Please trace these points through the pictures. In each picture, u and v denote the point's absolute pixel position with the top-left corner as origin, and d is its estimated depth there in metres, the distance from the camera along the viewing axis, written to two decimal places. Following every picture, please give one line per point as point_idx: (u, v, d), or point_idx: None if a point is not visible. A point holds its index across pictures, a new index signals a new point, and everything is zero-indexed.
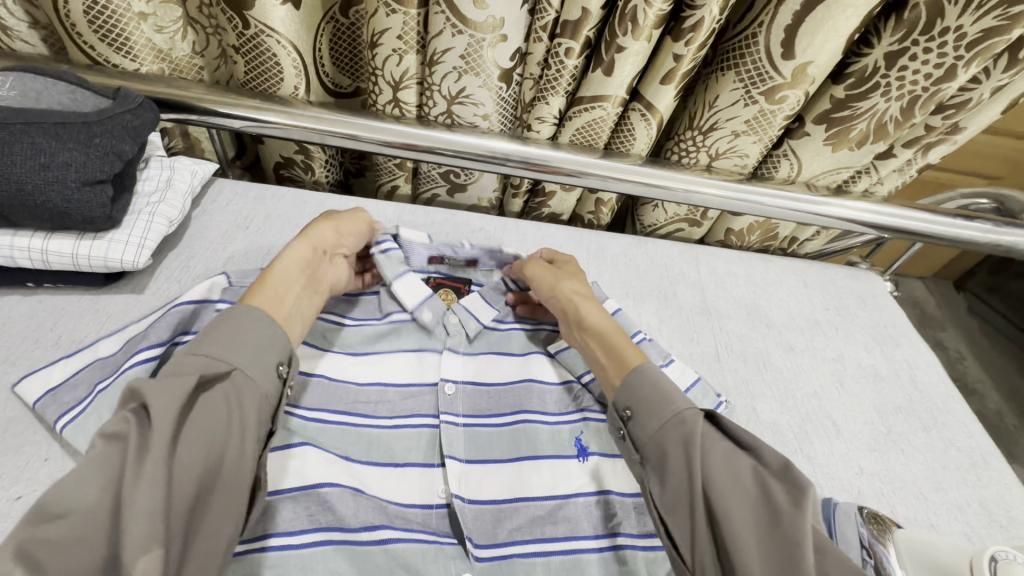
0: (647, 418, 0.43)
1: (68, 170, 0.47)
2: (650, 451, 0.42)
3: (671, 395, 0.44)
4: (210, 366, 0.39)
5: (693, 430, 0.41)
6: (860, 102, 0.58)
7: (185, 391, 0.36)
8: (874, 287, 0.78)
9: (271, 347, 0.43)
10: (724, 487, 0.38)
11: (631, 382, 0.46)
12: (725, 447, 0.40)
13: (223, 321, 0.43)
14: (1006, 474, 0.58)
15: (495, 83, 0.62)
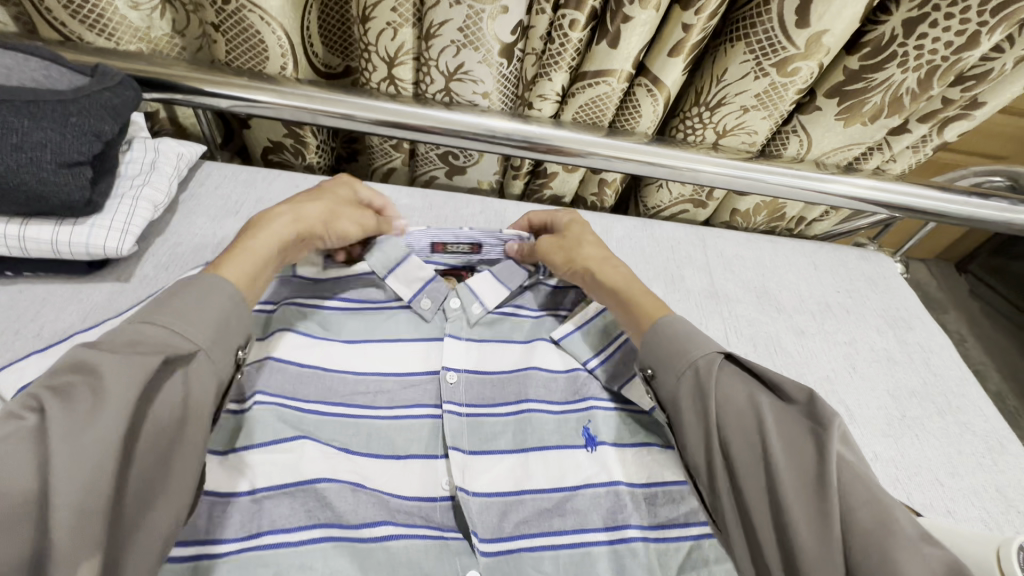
0: (666, 373, 0.43)
1: (43, 151, 0.44)
2: (671, 405, 0.42)
3: (692, 342, 0.43)
4: (169, 338, 0.36)
5: (712, 377, 0.41)
6: (875, 73, 0.55)
7: (139, 371, 0.34)
8: (885, 268, 0.76)
9: (230, 326, 0.40)
10: (749, 431, 0.39)
11: (650, 339, 0.46)
12: (747, 386, 0.41)
13: (185, 287, 0.40)
14: (1022, 458, 0.56)
15: (495, 59, 0.59)
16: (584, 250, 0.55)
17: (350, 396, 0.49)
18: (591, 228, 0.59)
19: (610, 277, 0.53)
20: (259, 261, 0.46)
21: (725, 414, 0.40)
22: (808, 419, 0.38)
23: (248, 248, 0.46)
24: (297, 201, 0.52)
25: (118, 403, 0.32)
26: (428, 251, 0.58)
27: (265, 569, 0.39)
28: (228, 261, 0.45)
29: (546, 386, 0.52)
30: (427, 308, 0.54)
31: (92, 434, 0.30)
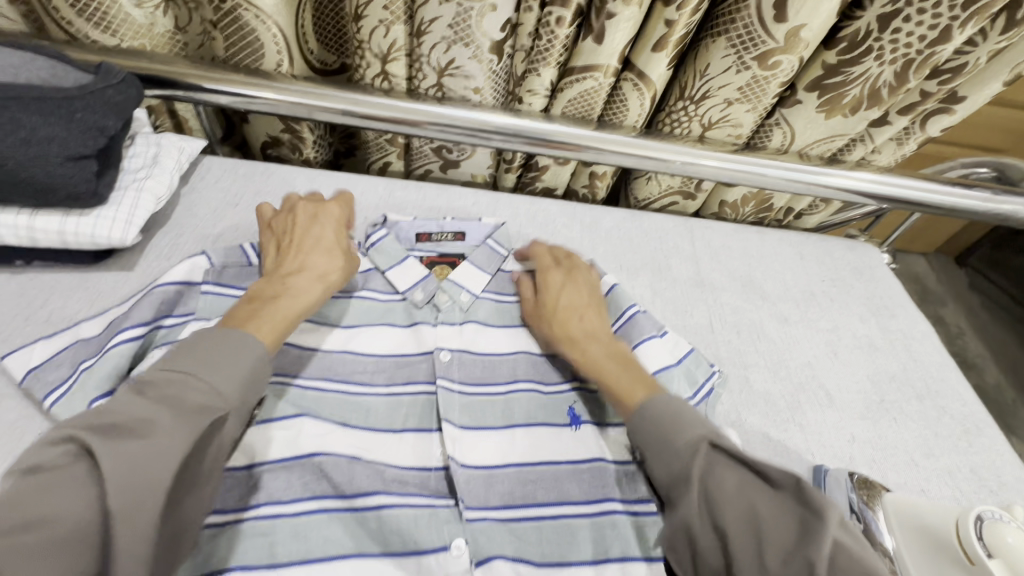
0: (658, 459, 0.41)
1: (50, 145, 0.47)
2: (664, 491, 0.41)
3: (680, 426, 0.41)
4: (210, 394, 0.36)
5: (699, 463, 0.39)
6: (852, 67, 0.57)
7: (184, 427, 0.34)
8: (870, 258, 0.78)
9: (254, 380, 0.40)
10: (740, 531, 0.36)
11: (638, 422, 0.44)
12: (737, 473, 0.38)
13: (221, 338, 0.40)
14: (997, 440, 0.58)
15: (485, 54, 0.61)
16: (563, 318, 0.54)
17: (346, 372, 0.51)
18: (581, 293, 0.56)
19: (584, 354, 0.51)
20: (287, 324, 0.46)
21: (711, 509, 0.37)
22: (801, 509, 0.35)
23: (274, 313, 0.45)
24: (303, 259, 0.51)
25: (163, 453, 0.33)
26: (413, 241, 0.63)
27: (263, 537, 0.41)
28: (263, 325, 0.44)
29: (530, 370, 0.54)
30: (419, 300, 0.56)
31: (136, 483, 0.31)
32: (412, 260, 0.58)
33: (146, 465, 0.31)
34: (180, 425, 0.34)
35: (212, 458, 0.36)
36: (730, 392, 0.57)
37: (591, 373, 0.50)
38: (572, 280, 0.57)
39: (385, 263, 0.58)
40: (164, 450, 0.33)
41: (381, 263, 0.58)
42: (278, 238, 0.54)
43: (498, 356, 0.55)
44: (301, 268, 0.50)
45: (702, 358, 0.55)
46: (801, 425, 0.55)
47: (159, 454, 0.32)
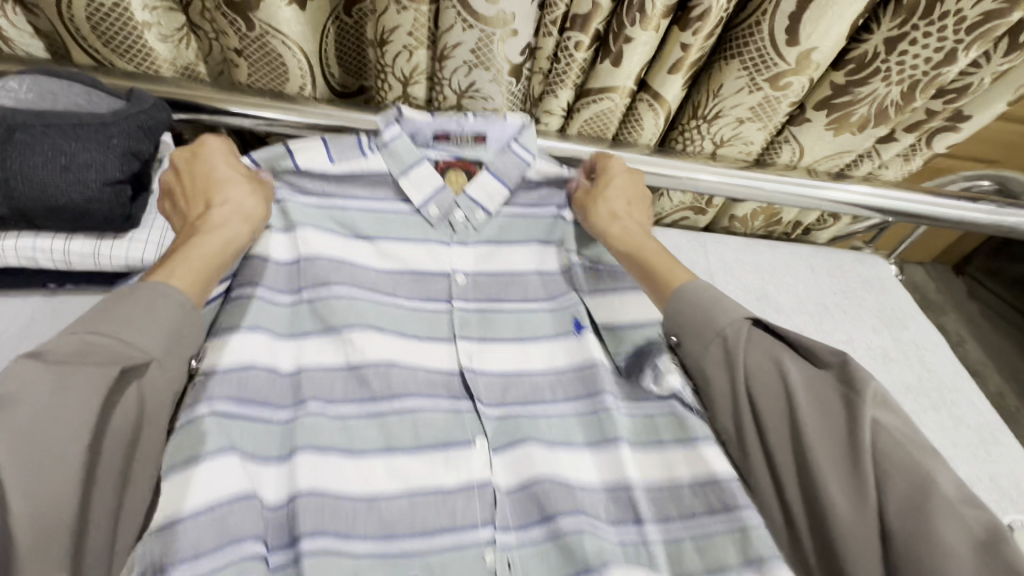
0: (693, 343, 0.46)
1: (88, 172, 0.48)
2: (698, 370, 0.46)
3: (720, 308, 0.47)
4: (129, 340, 0.37)
5: (739, 342, 0.44)
6: (859, 87, 0.60)
7: (84, 420, 0.34)
8: (879, 270, 0.79)
9: (175, 331, 0.39)
10: (779, 394, 0.43)
11: (676, 305, 0.48)
12: (780, 354, 0.44)
13: (131, 297, 0.39)
14: (1014, 448, 0.59)
15: (505, 77, 0.62)
16: (611, 196, 0.58)
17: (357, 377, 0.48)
18: (630, 172, 0.62)
19: (621, 230, 0.56)
20: (196, 268, 0.44)
21: (754, 381, 0.44)
22: (842, 383, 0.42)
23: (181, 255, 0.44)
24: (212, 197, 0.48)
25: (64, 436, 0.33)
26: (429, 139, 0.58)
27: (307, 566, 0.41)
28: (170, 270, 0.43)
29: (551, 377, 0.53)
30: (434, 215, 0.57)
31: (45, 486, 0.32)
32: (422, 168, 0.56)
33: (48, 463, 0.32)
34: (89, 414, 0.34)
35: (126, 420, 0.36)
36: None
37: (631, 254, 0.55)
38: (624, 163, 0.61)
39: (397, 169, 0.55)
40: (68, 438, 0.33)
41: (392, 170, 0.55)
42: (189, 169, 0.50)
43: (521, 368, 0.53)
44: (221, 201, 0.48)
45: None
46: None
47: (61, 457, 0.33)
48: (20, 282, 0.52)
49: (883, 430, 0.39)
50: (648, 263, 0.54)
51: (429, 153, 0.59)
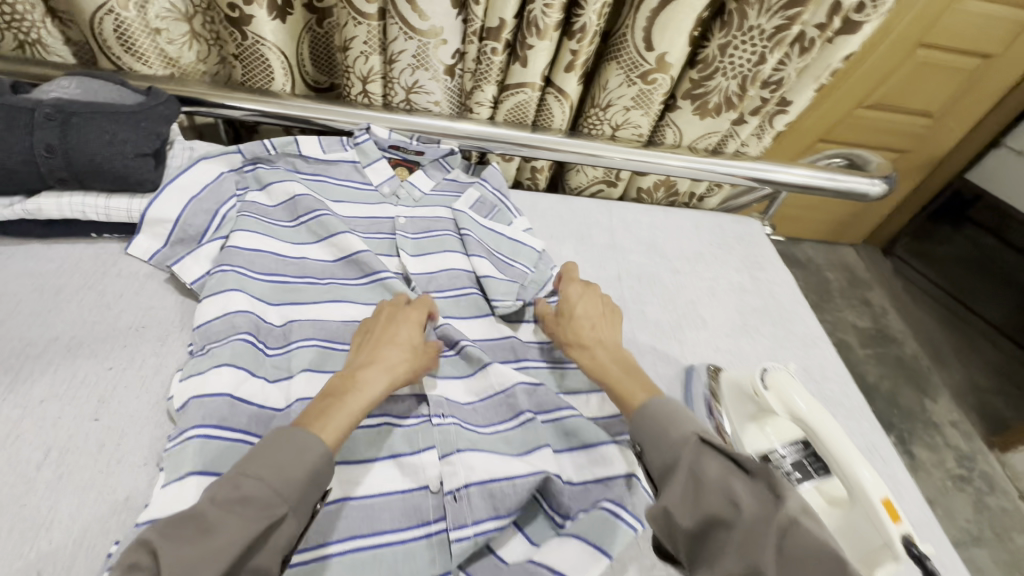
0: (656, 452, 0.50)
1: (126, 146, 0.65)
2: (660, 479, 0.49)
3: (678, 424, 0.51)
4: (273, 496, 0.41)
5: (691, 454, 0.48)
6: (709, 81, 0.80)
7: (243, 530, 0.39)
8: (752, 229, 0.99)
9: (308, 481, 0.44)
10: (722, 502, 0.44)
11: (638, 421, 0.53)
12: (718, 462, 0.46)
13: (283, 436, 0.45)
14: (827, 350, 0.79)
15: (441, 76, 0.82)
16: (576, 326, 0.66)
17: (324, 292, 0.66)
18: (596, 305, 0.68)
19: (593, 359, 0.63)
20: (349, 421, 0.49)
21: (695, 496, 0.45)
22: (771, 491, 0.43)
23: (347, 410, 0.50)
24: (380, 354, 0.56)
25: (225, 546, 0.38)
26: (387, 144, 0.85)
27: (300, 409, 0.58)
28: (335, 419, 0.48)
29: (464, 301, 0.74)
30: (386, 192, 0.83)
31: (191, 560, 0.36)
32: (382, 162, 0.84)
33: (217, 539, 0.38)
34: (247, 529, 0.39)
35: (258, 520, 0.40)
36: (630, 319, 0.76)
37: (599, 377, 0.61)
38: (593, 297, 0.69)
39: (364, 161, 0.83)
40: (228, 540, 0.38)
41: (362, 162, 0.83)
42: (380, 323, 0.60)
43: (445, 295, 0.74)
44: (392, 327, 0.59)
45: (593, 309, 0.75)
46: (680, 340, 0.75)
47: (225, 538, 0.38)
48: (68, 231, 0.69)
49: (796, 525, 0.40)
50: (615, 383, 0.60)
51: (385, 153, 0.87)
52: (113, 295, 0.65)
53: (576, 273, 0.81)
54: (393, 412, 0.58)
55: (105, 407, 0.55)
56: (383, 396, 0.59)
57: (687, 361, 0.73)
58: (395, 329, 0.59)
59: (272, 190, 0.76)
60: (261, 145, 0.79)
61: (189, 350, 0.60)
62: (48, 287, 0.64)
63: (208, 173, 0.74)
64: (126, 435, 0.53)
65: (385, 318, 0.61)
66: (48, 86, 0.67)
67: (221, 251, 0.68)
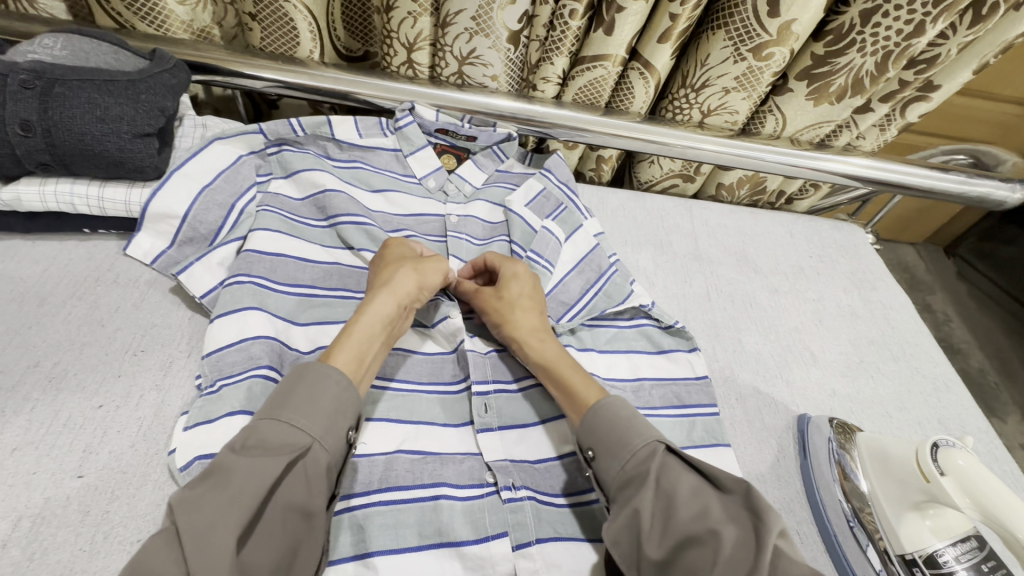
0: (612, 459, 0.43)
1: (121, 124, 0.52)
2: (615, 492, 0.42)
3: (633, 428, 0.44)
4: (299, 429, 0.38)
5: (653, 468, 0.41)
6: (838, 58, 0.64)
7: (264, 469, 0.35)
8: (856, 238, 0.84)
9: (333, 418, 0.40)
10: (695, 516, 0.38)
11: (591, 420, 0.45)
12: (691, 483, 0.40)
13: (299, 374, 0.41)
14: (963, 396, 0.65)
15: (503, 44, 0.67)
16: (501, 310, 0.54)
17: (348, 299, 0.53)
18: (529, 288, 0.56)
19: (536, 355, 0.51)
20: (357, 353, 0.45)
21: (667, 516, 0.39)
22: (748, 514, 0.37)
23: (357, 336, 0.46)
24: (387, 277, 0.51)
25: (248, 488, 0.34)
26: (432, 129, 0.72)
27: None
28: (340, 351, 0.45)
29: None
30: (431, 187, 0.70)
31: (219, 513, 0.33)
32: (427, 151, 0.70)
33: (236, 485, 0.34)
34: (269, 468, 0.35)
35: (280, 457, 0.36)
36: (725, 351, 0.63)
37: (549, 372, 0.50)
38: (524, 281, 0.56)
39: (407, 149, 0.70)
40: (250, 481, 0.34)
41: (404, 150, 0.69)
42: (375, 258, 0.55)
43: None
44: (394, 257, 0.55)
45: (684, 336, 0.61)
46: (788, 380, 0.62)
47: (248, 482, 0.34)
48: (57, 226, 0.57)
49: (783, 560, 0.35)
50: (560, 379, 0.50)
51: (430, 137, 0.73)
52: (108, 308, 0.53)
53: (657, 290, 0.68)
54: (452, 478, 0.45)
55: (92, 460, 0.43)
56: (437, 456, 0.47)
57: (797, 408, 0.60)
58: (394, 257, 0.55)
59: (300, 179, 0.63)
60: (287, 124, 0.65)
61: (197, 384, 0.48)
62: (30, 296, 0.52)
63: (222, 157, 0.61)
64: (115, 499, 0.42)
65: (383, 254, 0.55)
66: (28, 45, 0.54)
67: (237, 257, 0.55)
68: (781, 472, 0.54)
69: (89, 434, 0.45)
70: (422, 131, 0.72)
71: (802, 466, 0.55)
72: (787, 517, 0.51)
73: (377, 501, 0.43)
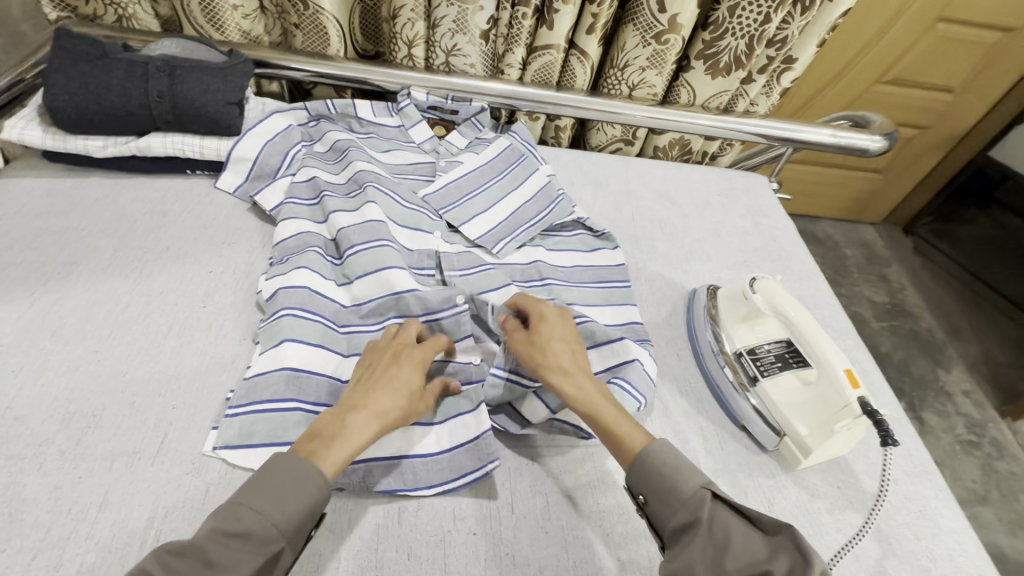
0: (663, 507, 0.50)
1: (218, 95, 0.77)
2: (670, 535, 0.49)
3: (684, 472, 0.50)
4: (307, 503, 0.45)
5: (704, 513, 0.47)
6: (719, 42, 0.89)
7: (298, 497, 0.45)
8: (758, 183, 1.08)
9: (313, 508, 0.46)
10: (748, 566, 0.44)
11: (643, 467, 0.51)
12: (740, 526, 0.47)
13: (337, 448, 0.48)
14: (820, 283, 0.88)
15: (477, 39, 0.93)
16: (552, 334, 0.61)
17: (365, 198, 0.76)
18: (567, 332, 0.62)
19: (583, 389, 0.57)
20: (355, 442, 0.49)
21: (717, 556, 0.45)
22: (796, 554, 0.44)
23: (350, 431, 0.49)
24: (404, 372, 0.55)
25: (282, 506, 0.44)
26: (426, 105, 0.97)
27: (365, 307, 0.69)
28: (337, 437, 0.49)
29: (488, 224, 0.83)
30: (428, 149, 0.94)
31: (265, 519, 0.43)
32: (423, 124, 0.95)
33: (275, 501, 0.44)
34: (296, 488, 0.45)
35: (303, 485, 0.45)
36: (640, 251, 0.87)
37: (597, 413, 0.55)
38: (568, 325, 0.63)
39: (408, 123, 0.94)
40: (281, 496, 0.44)
41: (406, 124, 0.94)
42: (385, 350, 0.58)
43: (473, 221, 0.82)
44: (406, 359, 0.57)
45: (611, 239, 0.85)
46: (685, 270, 0.85)
47: (284, 497, 0.44)
48: (170, 168, 0.82)
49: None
50: (607, 421, 0.55)
51: (424, 114, 0.99)
52: (208, 218, 0.78)
53: (595, 213, 0.92)
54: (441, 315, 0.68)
55: (210, 298, 0.68)
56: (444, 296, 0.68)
57: (690, 286, 0.83)
58: (405, 354, 0.58)
59: (327, 138, 0.88)
60: (324, 105, 0.92)
61: (270, 262, 0.72)
62: (157, 211, 0.78)
63: (280, 122, 0.87)
64: (228, 320, 0.66)
65: (398, 344, 0.58)
66: (155, 45, 0.80)
67: (293, 185, 0.80)
68: (671, 321, 0.78)
69: (206, 286, 0.69)
70: (417, 109, 0.97)
71: (687, 317, 0.78)
72: (671, 346, 0.74)
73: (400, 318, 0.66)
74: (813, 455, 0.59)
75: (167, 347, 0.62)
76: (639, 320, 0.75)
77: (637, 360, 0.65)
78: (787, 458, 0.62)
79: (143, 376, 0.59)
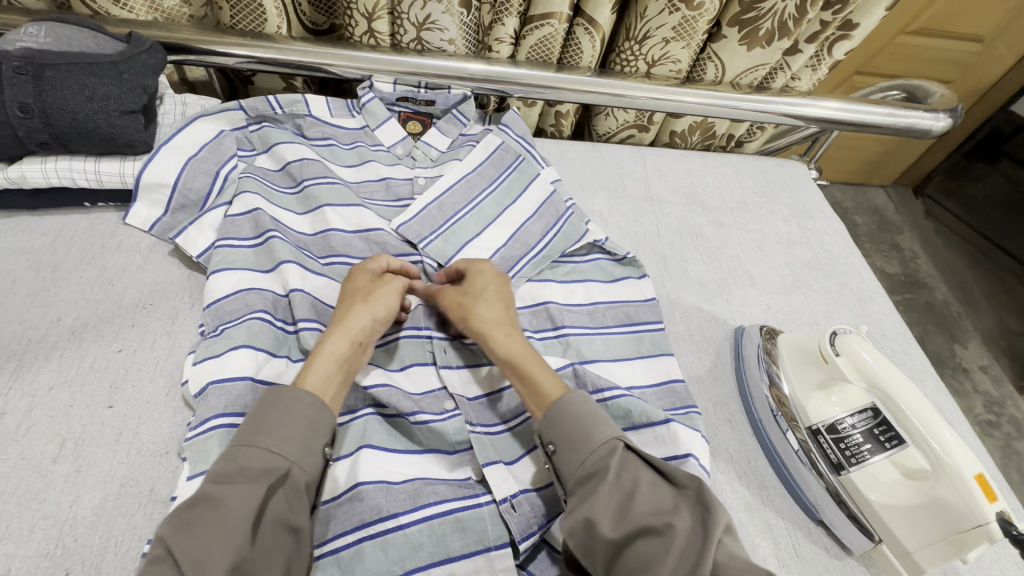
0: (571, 454, 0.44)
1: (109, 102, 0.57)
2: (574, 487, 0.43)
3: (597, 424, 0.45)
4: (266, 488, 0.39)
5: (603, 466, 0.42)
6: (762, 3, 0.70)
7: (250, 494, 0.38)
8: (798, 174, 0.91)
9: (317, 427, 0.43)
10: (653, 514, 0.39)
11: (556, 418, 0.46)
12: (650, 477, 0.42)
13: (273, 400, 0.43)
14: (885, 305, 0.73)
15: (456, 9, 0.72)
16: (477, 292, 0.55)
17: (319, 270, 0.60)
18: (497, 286, 0.57)
19: (501, 344, 0.51)
20: (341, 370, 0.48)
21: (625, 506, 0.40)
22: (697, 508, 0.39)
23: (326, 357, 0.48)
24: (345, 312, 0.52)
25: (242, 505, 0.37)
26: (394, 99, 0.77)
27: None
28: (312, 371, 0.47)
29: (481, 256, 0.65)
30: (400, 154, 0.74)
31: (218, 535, 0.35)
32: (392, 122, 0.74)
33: (229, 506, 0.37)
34: (253, 489, 0.38)
35: (259, 477, 0.39)
36: (668, 279, 0.71)
37: (516, 369, 0.50)
38: (488, 277, 0.57)
39: (374, 123, 0.74)
40: (237, 500, 0.37)
41: (370, 125, 0.74)
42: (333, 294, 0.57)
43: (463, 252, 0.65)
44: (358, 295, 0.54)
45: (636, 264, 0.69)
46: (727, 300, 0.70)
47: (238, 501, 0.37)
48: (62, 201, 0.63)
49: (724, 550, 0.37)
50: (524, 372, 0.50)
51: (392, 108, 0.78)
52: (115, 270, 0.60)
53: (611, 228, 0.75)
54: (431, 410, 0.52)
55: (119, 393, 0.51)
56: (439, 390, 0.54)
57: (734, 322, 0.68)
58: (354, 288, 0.55)
59: (276, 152, 0.68)
60: (266, 102, 0.71)
61: (201, 332, 0.55)
62: (44, 264, 0.59)
63: (206, 131, 0.67)
64: (143, 423, 0.50)
65: (342, 291, 0.55)
66: (14, 35, 0.58)
67: (225, 221, 0.61)
68: (717, 374, 0.63)
69: (110, 375, 0.52)
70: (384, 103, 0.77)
71: (736, 367, 0.63)
72: (721, 410, 0.60)
73: (373, 413, 0.51)
74: (924, 573, 0.47)
75: (55, 476, 0.45)
76: (680, 377, 0.59)
77: (691, 457, 0.50)
78: (883, 567, 0.50)
79: (22, 527, 0.43)
